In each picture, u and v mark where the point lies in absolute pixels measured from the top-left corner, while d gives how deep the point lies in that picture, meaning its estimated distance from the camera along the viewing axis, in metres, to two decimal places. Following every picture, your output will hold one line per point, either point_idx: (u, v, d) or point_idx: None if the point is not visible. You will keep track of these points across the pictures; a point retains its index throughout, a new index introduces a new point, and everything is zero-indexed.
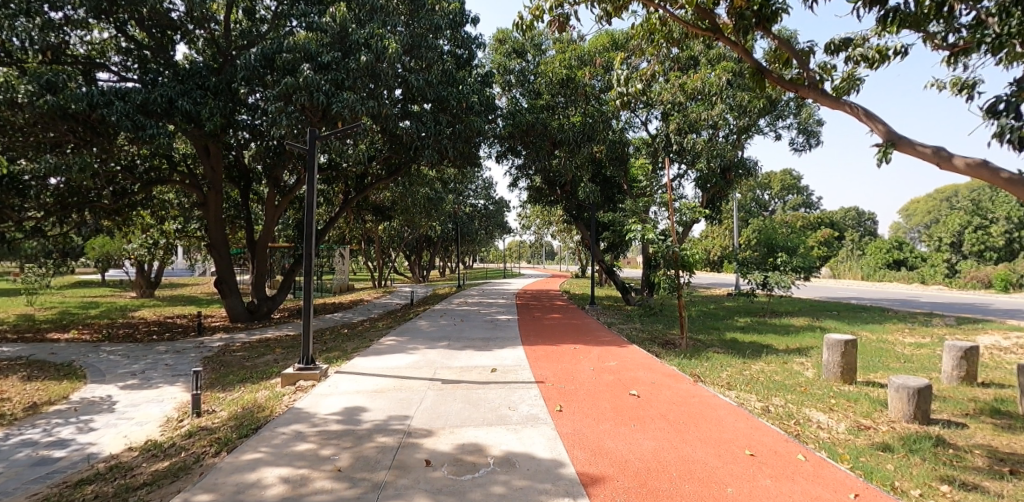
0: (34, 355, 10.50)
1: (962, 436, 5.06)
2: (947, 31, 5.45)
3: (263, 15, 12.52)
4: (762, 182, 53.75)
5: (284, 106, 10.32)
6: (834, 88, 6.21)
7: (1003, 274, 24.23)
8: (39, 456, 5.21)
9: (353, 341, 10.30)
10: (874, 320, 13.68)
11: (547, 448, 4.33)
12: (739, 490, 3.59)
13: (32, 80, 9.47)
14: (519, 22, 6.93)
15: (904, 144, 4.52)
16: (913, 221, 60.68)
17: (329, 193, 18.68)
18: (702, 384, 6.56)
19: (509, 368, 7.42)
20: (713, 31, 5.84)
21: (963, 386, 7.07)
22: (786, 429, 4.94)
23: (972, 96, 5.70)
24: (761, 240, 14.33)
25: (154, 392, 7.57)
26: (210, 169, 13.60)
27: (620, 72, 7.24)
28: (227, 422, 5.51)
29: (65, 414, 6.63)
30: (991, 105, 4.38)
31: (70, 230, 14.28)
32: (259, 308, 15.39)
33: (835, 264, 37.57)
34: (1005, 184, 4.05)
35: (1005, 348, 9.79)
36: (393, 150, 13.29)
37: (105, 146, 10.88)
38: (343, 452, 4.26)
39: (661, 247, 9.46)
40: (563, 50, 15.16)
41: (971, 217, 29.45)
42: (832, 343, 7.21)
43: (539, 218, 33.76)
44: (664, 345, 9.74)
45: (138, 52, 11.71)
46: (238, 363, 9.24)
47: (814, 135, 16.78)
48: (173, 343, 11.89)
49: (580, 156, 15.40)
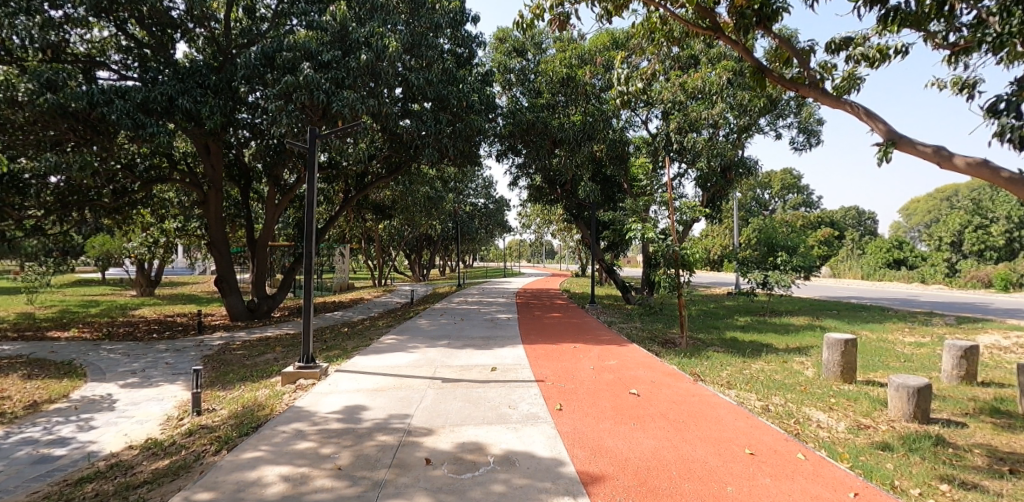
0: (34, 354, 10.50)
1: (962, 435, 5.06)
2: (947, 30, 5.45)
3: (263, 14, 12.49)
4: (762, 181, 53.75)
5: (284, 105, 10.32)
6: (834, 88, 6.21)
7: (1003, 274, 24.22)
8: (40, 454, 5.21)
9: (353, 340, 10.31)
10: (874, 319, 13.67)
11: (547, 447, 4.33)
12: (739, 488, 3.59)
13: (33, 79, 9.51)
14: (520, 21, 6.92)
15: (905, 143, 4.51)
16: (914, 220, 60.68)
17: (329, 192, 18.68)
18: (702, 383, 6.57)
19: (509, 367, 7.43)
20: (714, 30, 5.83)
21: (963, 385, 7.07)
22: (786, 428, 4.94)
23: (973, 95, 5.69)
24: (761, 239, 14.33)
25: (154, 391, 7.57)
26: (210, 168, 13.58)
27: (620, 71, 7.23)
28: (227, 420, 5.51)
29: (65, 413, 6.64)
30: (992, 104, 4.38)
31: (70, 229, 14.28)
32: (259, 307, 15.41)
33: (835, 263, 37.57)
34: (1005, 183, 4.04)
35: (1006, 348, 9.79)
36: (393, 149, 13.28)
37: (106, 145, 10.87)
38: (343, 451, 4.27)
39: (661, 246, 9.47)
40: (564, 49, 15.17)
41: (972, 217, 29.46)
42: (832, 343, 7.21)
43: (539, 217, 33.74)
44: (664, 344, 9.75)
45: (138, 51, 11.68)
46: (238, 361, 9.24)
47: (815, 134, 16.77)
48: (173, 342, 11.90)
49: (581, 155, 15.39)
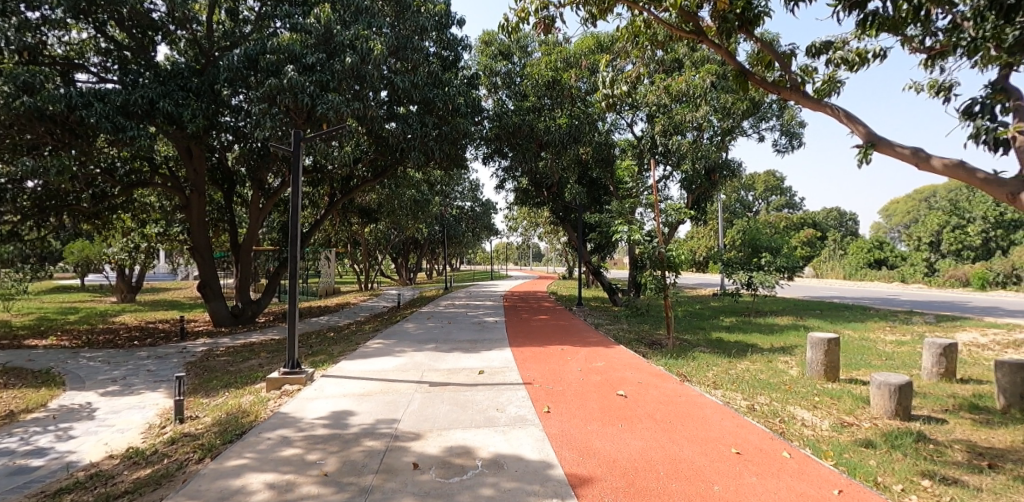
0: (10, 362, 10.26)
1: (942, 431, 5.16)
2: (924, 34, 5.56)
3: (246, 16, 12.27)
4: (746, 183, 54.52)
5: (268, 108, 10.24)
6: (815, 90, 6.31)
7: (980, 273, 24.77)
8: (16, 465, 5.08)
9: (339, 345, 10.22)
10: (856, 318, 13.91)
11: (535, 449, 4.33)
12: (725, 487, 3.62)
13: (8, 80, 9.25)
14: (505, 24, 6.93)
15: (884, 145, 4.60)
16: (894, 221, 61.92)
17: (315, 196, 18.52)
18: (689, 383, 6.63)
19: (497, 370, 7.44)
20: (697, 33, 5.89)
21: (943, 382, 7.21)
22: (771, 427, 5.00)
23: (949, 98, 5.83)
24: (745, 240, 14.49)
25: (136, 398, 7.44)
26: (192, 171, 13.42)
27: (605, 74, 7.25)
28: (210, 428, 5.42)
29: (43, 422, 6.50)
30: (967, 106, 4.51)
31: (48, 234, 14.00)
32: (243, 312, 15.23)
33: (819, 263, 38.14)
34: (981, 183, 4.12)
35: (984, 345, 10.02)
36: (379, 152, 13.20)
37: (84, 149, 10.64)
38: (330, 457, 4.23)
39: (647, 248, 9.54)
40: (550, 52, 15.30)
41: (949, 217, 30.12)
42: (816, 342, 7.31)
43: (525, 220, 33.81)
44: (652, 345, 9.81)
45: (119, 53, 11.44)
46: (222, 368, 9.12)
47: (797, 137, 16.99)
48: (155, 349, 11.69)
49: (567, 157, 15.50)
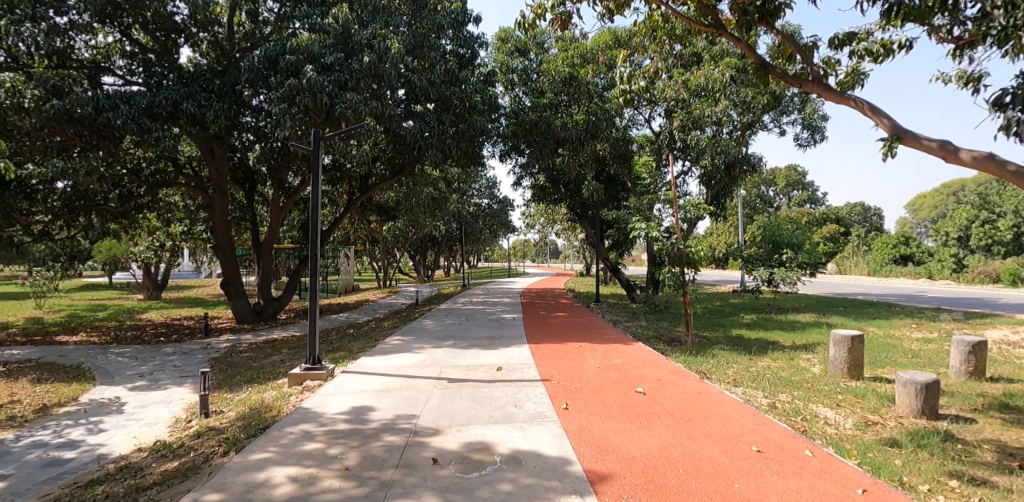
0: (44, 358, 10.60)
1: (971, 431, 5.03)
2: (952, 24, 5.39)
3: (266, 17, 12.54)
4: (766, 178, 53.73)
5: (288, 108, 10.39)
6: (839, 83, 6.21)
7: (1012, 269, 24.15)
8: (51, 457, 5.27)
9: (358, 341, 10.36)
10: (881, 316, 13.59)
11: (553, 446, 4.35)
12: (746, 485, 3.60)
13: (39, 85, 9.49)
14: (522, 21, 6.94)
15: (910, 137, 4.49)
16: (919, 216, 60.59)
17: (334, 194, 18.83)
18: (709, 381, 6.56)
19: (515, 367, 7.45)
20: (715, 26, 5.77)
21: (972, 381, 7.02)
22: (792, 425, 4.93)
23: (978, 89, 5.67)
24: (766, 236, 14.14)
25: (162, 393, 7.64)
26: (215, 171, 13.67)
27: (622, 69, 7.11)
28: (234, 421, 5.56)
29: (75, 415, 6.72)
30: (998, 97, 4.41)
31: (77, 233, 14.38)
32: (265, 310, 15.47)
33: (842, 259, 37.48)
34: (1012, 177, 4.00)
35: (1015, 342, 9.75)
36: (396, 150, 13.31)
37: (111, 150, 10.94)
38: (351, 451, 4.29)
39: (666, 245, 9.41)
40: (566, 48, 15.20)
41: (979, 211, 29.20)
42: (840, 339, 7.16)
43: (543, 217, 33.73)
44: (670, 342, 9.77)
45: (143, 56, 11.73)
46: (245, 363, 9.34)
47: (818, 130, 16.67)
48: (180, 345, 11.96)
49: (584, 154, 15.41)
